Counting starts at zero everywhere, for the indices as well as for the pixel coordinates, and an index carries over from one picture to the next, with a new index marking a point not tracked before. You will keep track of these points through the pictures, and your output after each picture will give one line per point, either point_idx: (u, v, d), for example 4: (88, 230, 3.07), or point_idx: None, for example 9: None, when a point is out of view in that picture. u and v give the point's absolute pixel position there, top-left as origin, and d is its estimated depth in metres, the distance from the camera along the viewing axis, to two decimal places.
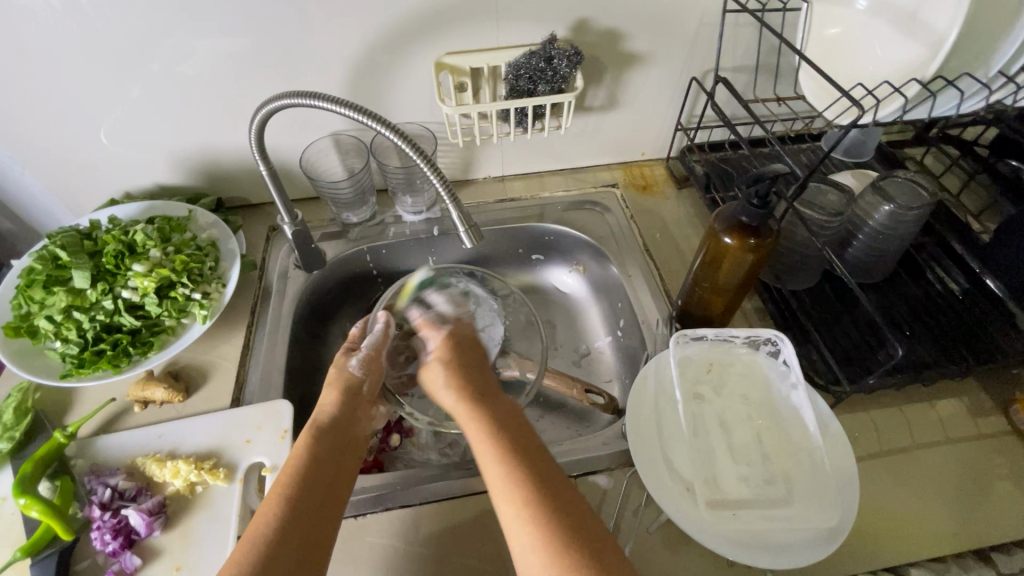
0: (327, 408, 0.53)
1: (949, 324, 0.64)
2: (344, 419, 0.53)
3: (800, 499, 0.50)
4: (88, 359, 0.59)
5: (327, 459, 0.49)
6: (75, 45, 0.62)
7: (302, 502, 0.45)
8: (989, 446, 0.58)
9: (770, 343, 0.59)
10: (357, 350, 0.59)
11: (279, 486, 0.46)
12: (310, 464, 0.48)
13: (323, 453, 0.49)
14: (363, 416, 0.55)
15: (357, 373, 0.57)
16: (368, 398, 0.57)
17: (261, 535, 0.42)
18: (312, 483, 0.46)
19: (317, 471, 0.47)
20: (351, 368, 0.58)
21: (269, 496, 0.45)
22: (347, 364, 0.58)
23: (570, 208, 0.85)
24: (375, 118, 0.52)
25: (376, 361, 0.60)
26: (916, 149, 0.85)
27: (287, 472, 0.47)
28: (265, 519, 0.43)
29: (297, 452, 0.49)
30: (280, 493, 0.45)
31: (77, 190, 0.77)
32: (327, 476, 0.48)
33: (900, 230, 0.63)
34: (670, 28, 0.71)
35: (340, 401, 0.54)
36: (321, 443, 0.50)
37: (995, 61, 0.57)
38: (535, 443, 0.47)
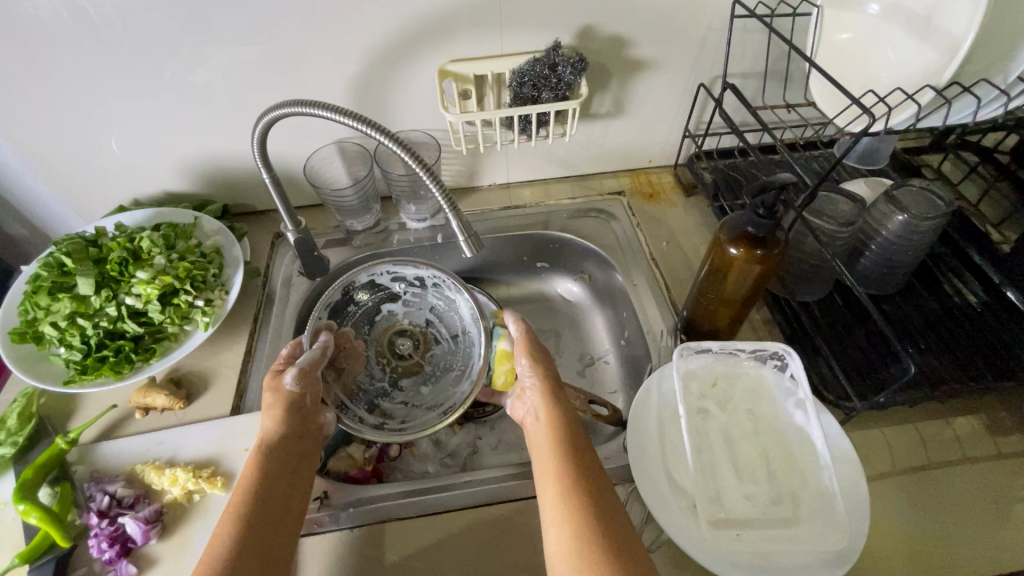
0: (271, 423, 0.53)
1: (967, 337, 0.62)
2: (293, 430, 0.53)
3: (807, 518, 0.48)
4: (91, 365, 0.60)
5: (276, 478, 0.49)
6: (83, 55, 0.62)
7: (257, 524, 0.45)
8: (1009, 467, 0.56)
9: (777, 356, 0.57)
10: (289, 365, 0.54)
11: (236, 504, 0.46)
12: (263, 482, 0.48)
13: (277, 471, 0.50)
14: (310, 428, 0.55)
15: (294, 388, 0.53)
16: (312, 407, 0.55)
17: (217, 557, 0.42)
18: (266, 506, 0.47)
19: (272, 493, 0.48)
20: (286, 383, 0.53)
21: (226, 514, 0.45)
22: (283, 382, 0.54)
23: (575, 215, 0.84)
24: (375, 127, 0.52)
25: (313, 373, 0.55)
26: (933, 155, 0.83)
27: (242, 490, 0.47)
28: (224, 537, 0.44)
29: (251, 468, 0.49)
30: (235, 510, 0.46)
31: (87, 197, 0.78)
32: (281, 492, 0.48)
33: (915, 240, 0.61)
34: (678, 33, 0.69)
35: (282, 419, 0.53)
36: (273, 460, 0.50)
37: (1014, 67, 0.55)
38: (582, 443, 0.50)
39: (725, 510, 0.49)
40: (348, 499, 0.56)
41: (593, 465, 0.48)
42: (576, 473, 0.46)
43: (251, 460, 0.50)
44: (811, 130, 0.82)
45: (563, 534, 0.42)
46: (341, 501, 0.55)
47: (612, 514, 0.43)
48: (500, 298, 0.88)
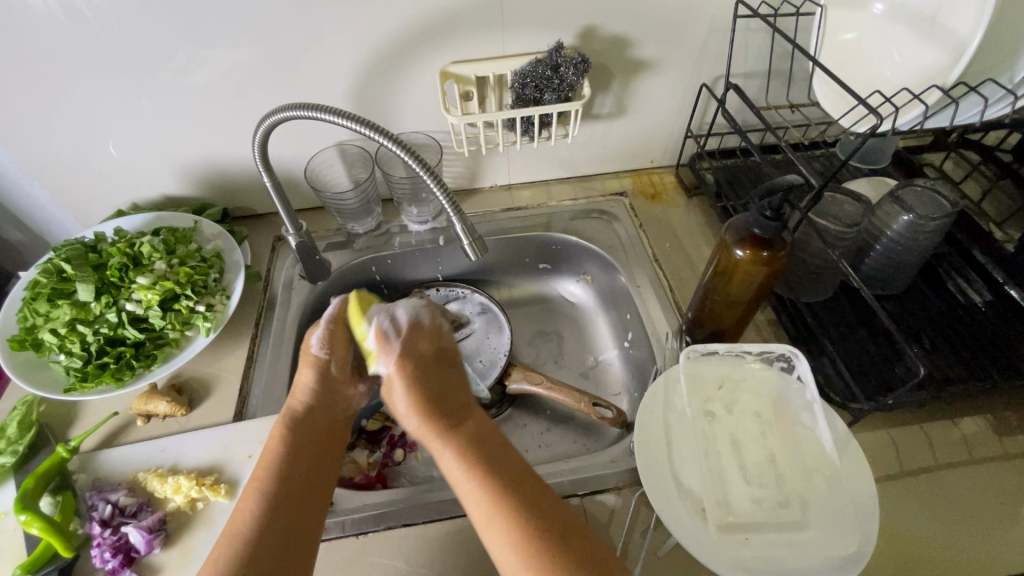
0: (300, 396, 0.54)
1: (972, 337, 0.61)
2: (319, 403, 0.54)
3: (816, 522, 0.47)
4: (91, 372, 0.59)
5: (303, 449, 0.49)
6: (81, 58, 0.62)
7: (285, 494, 0.45)
8: (1016, 467, 0.56)
9: (783, 358, 0.58)
10: (316, 326, 0.57)
11: (261, 475, 0.46)
12: (291, 454, 0.48)
13: (304, 441, 0.49)
14: (337, 402, 0.55)
15: (321, 352, 0.56)
16: (341, 375, 0.57)
17: (239, 530, 0.42)
18: (291, 477, 0.46)
19: (301, 461, 0.48)
20: (313, 346, 0.56)
21: (251, 486, 0.45)
22: (311, 344, 0.56)
23: (577, 217, 0.84)
24: (378, 130, 0.51)
25: (340, 337, 0.58)
26: (935, 154, 0.83)
27: (268, 460, 0.47)
28: (249, 507, 0.43)
29: (276, 438, 0.49)
30: (262, 480, 0.45)
31: (86, 201, 0.78)
32: (311, 464, 0.48)
33: (920, 241, 0.61)
34: (680, 34, 0.69)
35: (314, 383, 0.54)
36: (301, 432, 0.50)
37: (1020, 66, 0.55)
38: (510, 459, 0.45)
39: (734, 513, 0.48)
40: (352, 505, 0.55)
41: (505, 466, 0.44)
42: (496, 490, 0.41)
43: (274, 431, 0.50)
44: (813, 130, 0.81)
45: (512, 555, 0.38)
46: (345, 508, 0.55)
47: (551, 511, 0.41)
48: (502, 300, 0.87)
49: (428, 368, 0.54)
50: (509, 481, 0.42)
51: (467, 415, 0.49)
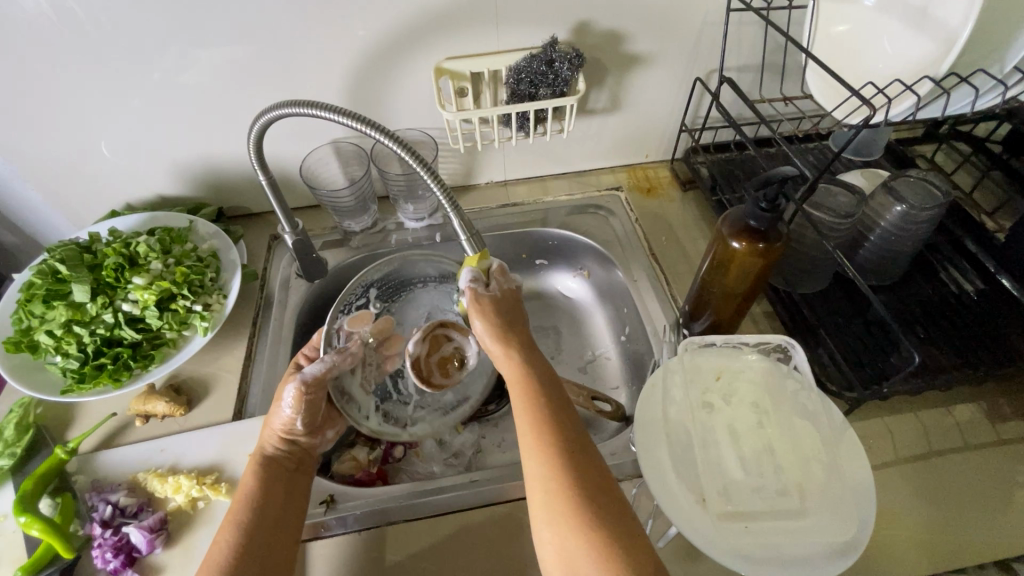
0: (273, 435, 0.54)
1: (965, 325, 0.62)
2: (290, 451, 0.53)
3: (815, 510, 0.48)
4: (88, 374, 0.59)
5: (277, 483, 0.50)
6: (72, 58, 0.61)
7: (256, 539, 0.45)
8: (1008, 452, 0.57)
9: (779, 349, 0.59)
10: (290, 386, 0.54)
11: (233, 515, 0.47)
12: (265, 488, 0.49)
13: (274, 484, 0.50)
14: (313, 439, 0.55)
15: (291, 412, 0.53)
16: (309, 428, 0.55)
17: (215, 568, 0.43)
18: (265, 512, 0.47)
19: (270, 504, 0.48)
20: (286, 400, 0.53)
21: (226, 523, 0.46)
22: (285, 395, 0.54)
23: (573, 212, 0.84)
24: (373, 126, 0.51)
25: (311, 393, 0.54)
26: (926, 146, 0.84)
27: (242, 501, 0.48)
28: (222, 549, 0.44)
29: (249, 480, 0.50)
30: (235, 520, 0.46)
31: (78, 202, 0.77)
32: (282, 499, 0.49)
33: (914, 230, 0.61)
34: (673, 28, 0.69)
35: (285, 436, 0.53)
36: (275, 468, 0.51)
37: (1009, 57, 0.56)
38: (569, 414, 0.47)
39: (734, 502, 0.48)
40: (351, 502, 0.55)
41: (568, 423, 0.46)
42: (554, 439, 0.44)
43: (246, 474, 0.51)
44: (807, 123, 0.82)
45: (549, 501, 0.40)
46: (344, 505, 0.54)
47: (596, 472, 0.42)
48: None
49: (507, 312, 0.54)
50: (566, 437, 0.44)
51: (536, 355, 0.52)
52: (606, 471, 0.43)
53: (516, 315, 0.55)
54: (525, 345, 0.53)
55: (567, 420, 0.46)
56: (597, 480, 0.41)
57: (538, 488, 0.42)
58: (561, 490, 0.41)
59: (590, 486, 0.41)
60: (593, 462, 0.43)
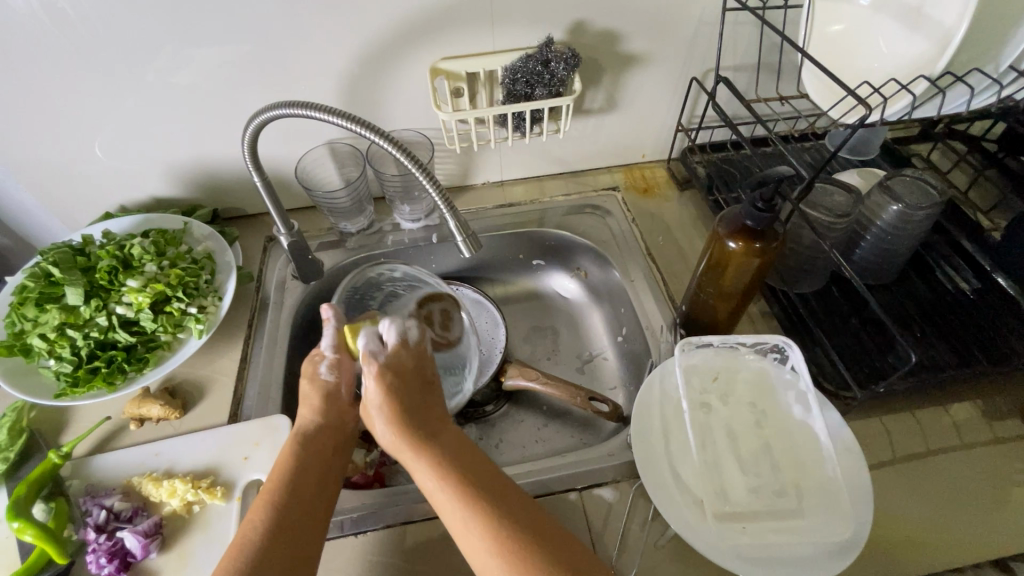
0: (310, 413, 0.54)
1: (961, 324, 0.62)
2: (326, 423, 0.53)
3: (811, 509, 0.48)
4: (82, 377, 0.58)
5: (311, 465, 0.50)
6: (64, 58, 0.61)
7: (292, 511, 0.46)
8: (1005, 451, 0.57)
9: (777, 350, 0.58)
10: (324, 355, 0.55)
11: (265, 497, 0.46)
12: (299, 469, 0.49)
13: (311, 459, 0.50)
14: (348, 419, 0.55)
15: (330, 378, 0.55)
16: (348, 398, 0.56)
17: (246, 545, 0.43)
18: (297, 494, 0.47)
19: (306, 478, 0.49)
20: (322, 373, 0.55)
21: (258, 501, 0.46)
22: (318, 369, 0.55)
23: (570, 212, 0.84)
24: (368, 127, 0.51)
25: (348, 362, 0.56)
26: (922, 145, 0.84)
27: (277, 477, 0.48)
28: (254, 527, 0.44)
29: (286, 456, 0.50)
30: (268, 499, 0.46)
31: (72, 204, 0.77)
32: (315, 482, 0.49)
33: (910, 230, 0.61)
34: (669, 28, 0.69)
35: (316, 411, 0.54)
36: (309, 448, 0.51)
37: (1005, 56, 0.56)
38: (484, 464, 0.47)
39: (731, 503, 0.48)
40: (347, 505, 0.55)
41: (483, 471, 0.46)
42: (471, 495, 0.44)
43: (282, 454, 0.50)
44: (803, 122, 0.82)
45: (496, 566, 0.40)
46: (340, 509, 0.54)
47: (526, 514, 0.43)
48: (497, 297, 0.87)
49: (411, 378, 0.52)
50: (483, 485, 0.45)
51: (442, 416, 0.51)
52: (532, 506, 0.44)
53: (412, 382, 0.52)
54: (425, 417, 0.50)
55: (478, 467, 0.47)
56: (532, 511, 0.44)
57: (477, 551, 0.41)
58: (500, 550, 0.40)
59: (526, 529, 0.42)
60: (521, 504, 0.44)
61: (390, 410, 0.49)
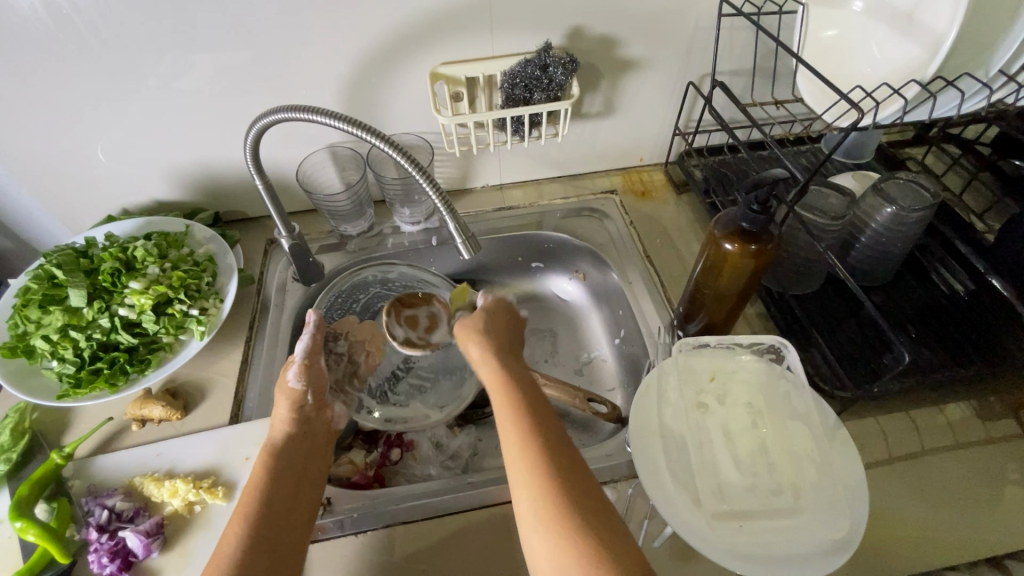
0: (282, 423, 0.54)
1: (955, 325, 0.63)
2: (297, 432, 0.54)
3: (808, 507, 0.48)
4: (85, 378, 0.59)
5: (285, 473, 0.50)
6: (70, 63, 0.62)
7: (267, 520, 0.46)
8: (999, 451, 0.57)
9: (772, 350, 0.59)
10: (293, 361, 0.56)
11: (243, 507, 0.47)
12: (271, 479, 0.49)
13: (284, 468, 0.50)
14: (318, 425, 0.56)
15: (298, 385, 0.56)
16: (315, 404, 0.57)
17: (225, 558, 0.43)
18: (275, 502, 0.47)
19: (280, 490, 0.48)
20: (290, 380, 0.56)
21: (234, 514, 0.46)
22: (286, 376, 0.56)
23: (569, 215, 0.85)
24: (369, 131, 0.52)
25: (313, 365, 0.58)
26: (917, 148, 0.85)
27: (250, 490, 0.48)
28: (231, 540, 0.44)
29: (257, 470, 0.50)
30: (245, 510, 0.46)
31: (75, 208, 0.77)
32: (291, 490, 0.49)
33: (904, 234, 0.63)
34: (666, 32, 0.70)
35: (290, 419, 0.54)
36: (282, 458, 0.51)
37: (996, 59, 0.56)
38: (558, 429, 0.46)
39: (728, 501, 0.49)
40: (346, 505, 0.55)
41: (557, 435, 0.46)
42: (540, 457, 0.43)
43: (256, 465, 0.51)
44: (798, 126, 0.83)
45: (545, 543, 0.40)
46: (341, 508, 0.55)
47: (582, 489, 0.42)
48: (496, 299, 0.88)
49: (505, 329, 0.57)
50: (553, 447, 0.44)
51: (529, 373, 0.52)
52: (587, 477, 0.43)
53: (507, 338, 0.56)
54: (516, 362, 0.53)
55: (553, 429, 0.46)
56: (581, 478, 0.43)
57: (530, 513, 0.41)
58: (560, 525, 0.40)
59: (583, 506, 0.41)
60: (578, 474, 0.43)
61: (486, 349, 0.53)
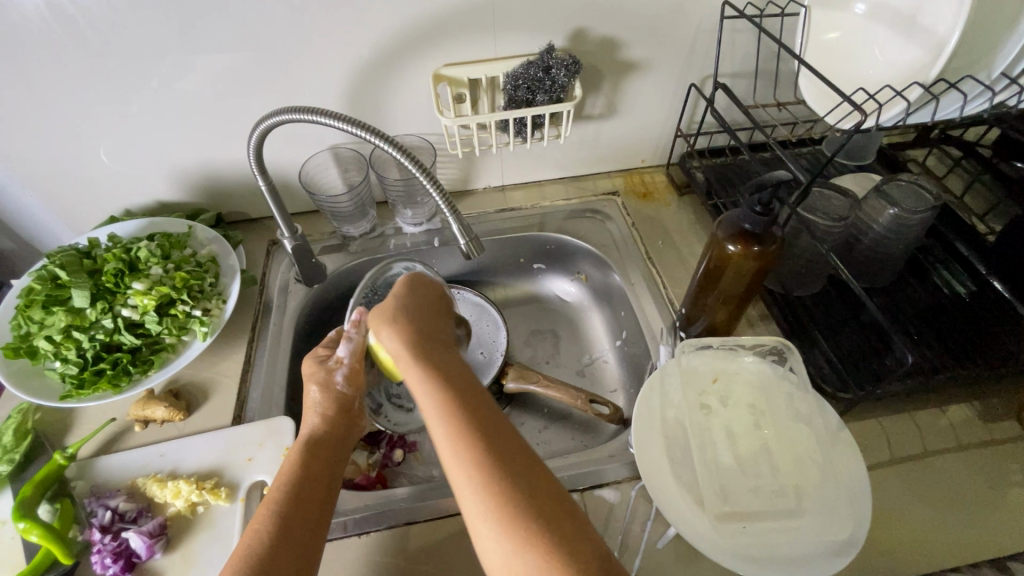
0: (318, 423, 0.54)
1: (957, 326, 0.63)
2: (337, 435, 0.54)
3: (811, 509, 0.48)
4: (88, 379, 0.59)
5: (319, 472, 0.50)
6: (74, 64, 0.62)
7: (298, 519, 0.45)
8: (1002, 453, 0.57)
9: (775, 351, 0.59)
10: (341, 362, 0.56)
11: (272, 501, 0.46)
12: (305, 477, 0.49)
13: (319, 466, 0.50)
14: (355, 431, 0.56)
15: (344, 391, 0.56)
16: (357, 411, 0.57)
17: (253, 549, 0.43)
18: (306, 500, 0.47)
19: (311, 488, 0.48)
20: (337, 382, 0.56)
21: (264, 507, 0.46)
22: (334, 378, 0.56)
23: (570, 216, 0.85)
24: (374, 132, 0.52)
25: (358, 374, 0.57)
26: (918, 150, 0.85)
27: (283, 482, 0.48)
28: (260, 532, 0.44)
29: (290, 466, 0.50)
30: (277, 503, 0.46)
31: (78, 208, 0.77)
32: (322, 489, 0.49)
33: (906, 235, 0.63)
34: (668, 34, 0.70)
35: (329, 420, 0.54)
36: (318, 457, 0.51)
37: (997, 63, 0.57)
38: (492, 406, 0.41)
39: (732, 502, 0.49)
40: (350, 507, 0.55)
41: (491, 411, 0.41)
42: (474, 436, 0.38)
43: (288, 460, 0.51)
44: (800, 128, 0.83)
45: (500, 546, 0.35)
46: (344, 510, 0.55)
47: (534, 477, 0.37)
48: (498, 300, 0.88)
49: (425, 300, 0.51)
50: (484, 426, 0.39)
51: (450, 348, 0.46)
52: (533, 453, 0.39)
53: (426, 307, 0.50)
54: (432, 340, 0.46)
55: (484, 405, 0.41)
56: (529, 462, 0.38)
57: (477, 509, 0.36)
58: (513, 520, 0.35)
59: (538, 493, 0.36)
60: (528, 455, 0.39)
61: (400, 330, 0.46)
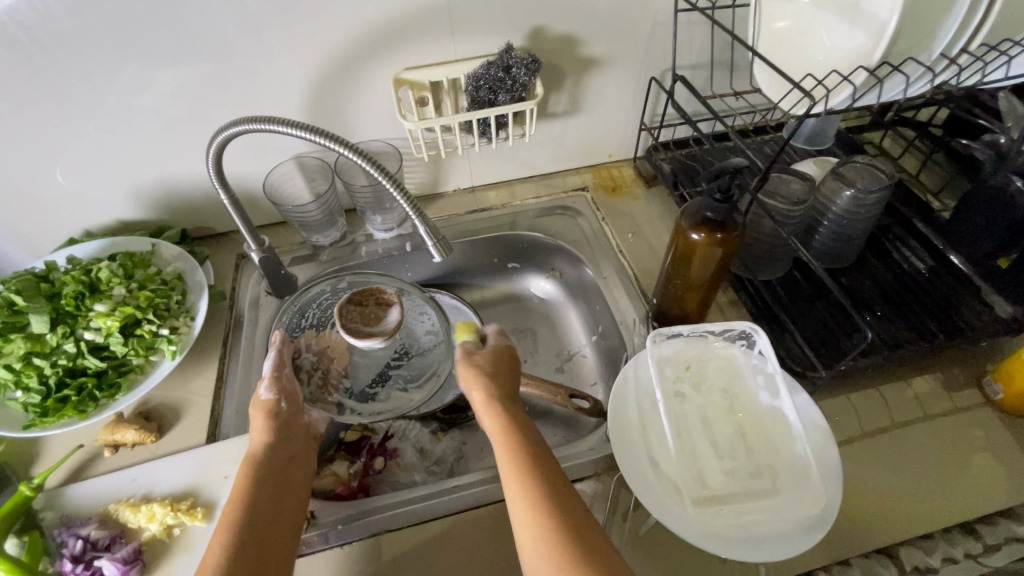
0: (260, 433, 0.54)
1: (917, 301, 0.65)
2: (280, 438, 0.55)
3: (785, 488, 0.50)
4: (52, 407, 0.57)
5: (267, 480, 0.50)
6: (21, 84, 0.60)
7: (250, 528, 0.46)
8: (965, 421, 0.59)
9: (744, 336, 0.60)
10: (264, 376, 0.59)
11: (228, 517, 0.46)
12: (255, 487, 0.49)
13: (267, 474, 0.51)
14: (298, 432, 0.57)
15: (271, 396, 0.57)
16: (292, 410, 0.58)
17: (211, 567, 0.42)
18: (258, 509, 0.47)
19: (261, 496, 0.49)
20: (263, 394, 0.57)
21: (218, 526, 0.46)
22: (259, 392, 0.57)
23: (541, 214, 0.85)
24: (335, 140, 0.52)
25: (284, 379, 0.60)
26: (874, 133, 0.87)
27: (234, 497, 0.48)
28: (218, 548, 0.44)
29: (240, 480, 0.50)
30: (230, 518, 0.46)
31: (35, 232, 0.75)
32: (274, 496, 0.49)
33: (864, 214, 0.64)
34: (625, 29, 0.71)
35: (267, 427, 0.55)
36: (264, 465, 0.51)
37: (937, 45, 0.59)
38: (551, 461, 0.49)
39: (709, 488, 0.50)
40: (329, 517, 0.54)
41: (550, 466, 0.48)
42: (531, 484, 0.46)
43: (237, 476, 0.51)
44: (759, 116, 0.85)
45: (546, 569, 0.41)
46: (321, 521, 0.54)
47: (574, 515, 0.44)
48: (474, 302, 0.88)
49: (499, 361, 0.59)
50: (542, 475, 0.47)
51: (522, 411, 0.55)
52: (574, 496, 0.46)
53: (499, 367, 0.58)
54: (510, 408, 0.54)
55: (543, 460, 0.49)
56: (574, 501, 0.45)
57: (531, 540, 0.43)
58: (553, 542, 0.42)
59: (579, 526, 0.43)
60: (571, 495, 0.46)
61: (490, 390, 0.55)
